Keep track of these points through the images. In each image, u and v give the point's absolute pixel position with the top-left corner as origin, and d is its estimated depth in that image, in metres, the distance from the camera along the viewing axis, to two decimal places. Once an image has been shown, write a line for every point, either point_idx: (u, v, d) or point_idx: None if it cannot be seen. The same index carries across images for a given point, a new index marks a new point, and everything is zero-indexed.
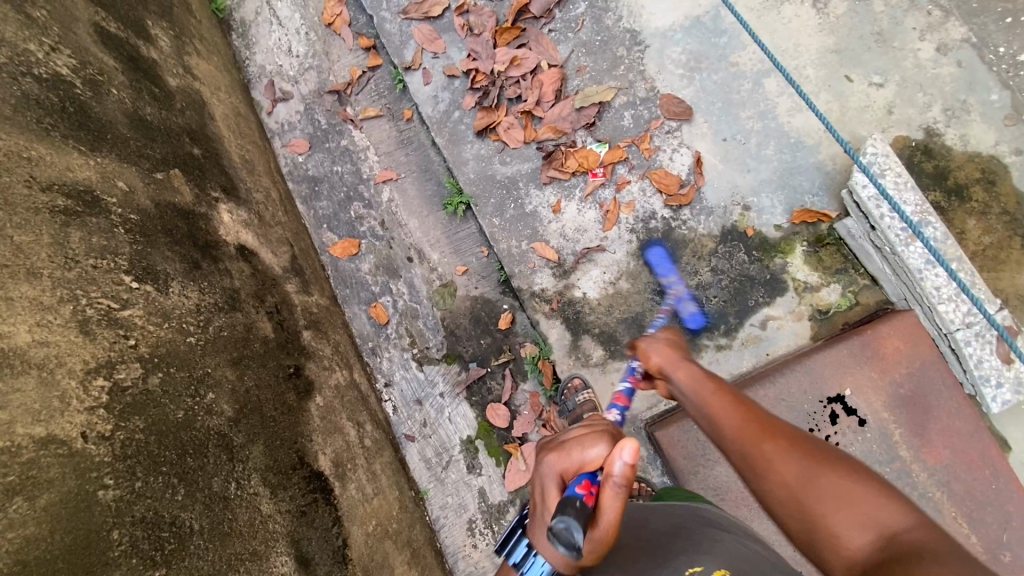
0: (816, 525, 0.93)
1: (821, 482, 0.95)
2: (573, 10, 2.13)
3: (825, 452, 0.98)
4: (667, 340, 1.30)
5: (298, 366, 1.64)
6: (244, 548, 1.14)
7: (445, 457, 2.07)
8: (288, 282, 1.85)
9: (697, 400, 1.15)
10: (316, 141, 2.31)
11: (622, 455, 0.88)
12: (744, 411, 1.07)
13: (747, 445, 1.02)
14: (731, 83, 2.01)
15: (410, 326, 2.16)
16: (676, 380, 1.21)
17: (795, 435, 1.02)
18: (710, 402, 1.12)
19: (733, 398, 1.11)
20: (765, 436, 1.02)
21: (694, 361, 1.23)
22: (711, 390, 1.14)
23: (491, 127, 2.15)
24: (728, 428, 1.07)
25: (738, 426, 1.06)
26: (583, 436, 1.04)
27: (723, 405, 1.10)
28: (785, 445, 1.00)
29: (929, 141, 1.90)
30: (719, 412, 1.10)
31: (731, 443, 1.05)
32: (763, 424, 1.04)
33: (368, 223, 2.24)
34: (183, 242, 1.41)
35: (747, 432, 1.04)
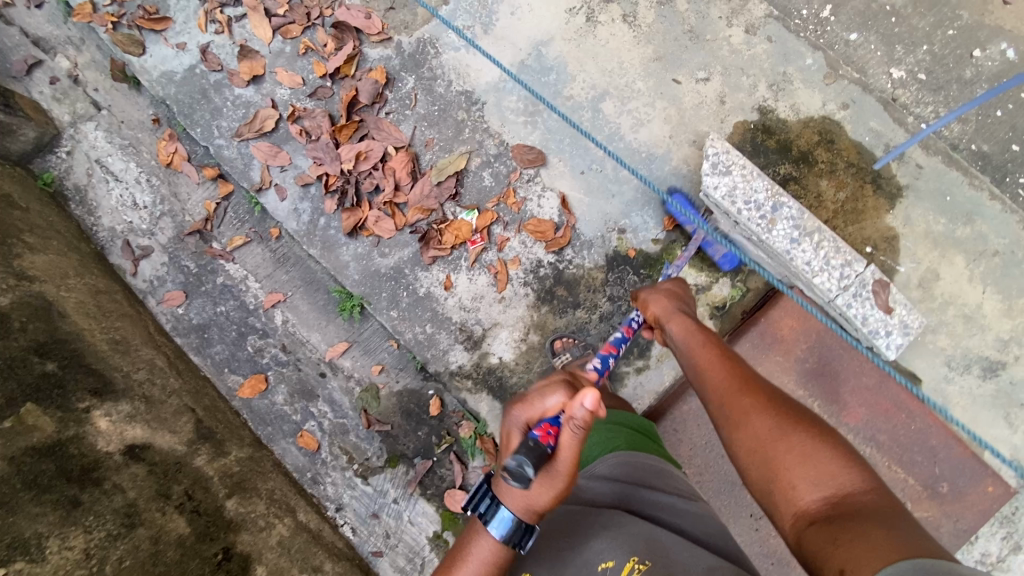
0: (775, 472, 1.07)
1: (786, 436, 1.09)
2: (403, 88, 2.12)
3: (797, 413, 1.12)
4: (668, 293, 1.50)
5: (228, 546, 1.59)
6: None
7: (418, 559, 2.04)
8: (196, 455, 1.77)
9: (689, 350, 1.35)
10: (191, 288, 2.22)
11: (583, 401, 0.98)
12: (731, 366, 1.26)
13: (727, 393, 1.21)
14: (571, 116, 2.04)
15: (343, 443, 2.12)
16: (670, 330, 1.42)
17: (774, 396, 1.17)
18: (697, 354, 1.33)
19: (722, 355, 1.29)
20: (745, 392, 1.19)
21: (689, 315, 1.44)
22: (703, 343, 1.34)
23: (360, 224, 2.11)
24: (711, 377, 1.26)
25: (719, 376, 1.25)
26: (543, 387, 1.13)
27: (710, 357, 1.30)
28: (761, 399, 1.16)
29: (765, 119, 1.98)
30: (708, 362, 1.29)
31: (713, 391, 1.24)
32: (746, 379, 1.22)
33: (270, 352, 2.17)
34: (54, 484, 1.34)
35: (733, 388, 1.21)
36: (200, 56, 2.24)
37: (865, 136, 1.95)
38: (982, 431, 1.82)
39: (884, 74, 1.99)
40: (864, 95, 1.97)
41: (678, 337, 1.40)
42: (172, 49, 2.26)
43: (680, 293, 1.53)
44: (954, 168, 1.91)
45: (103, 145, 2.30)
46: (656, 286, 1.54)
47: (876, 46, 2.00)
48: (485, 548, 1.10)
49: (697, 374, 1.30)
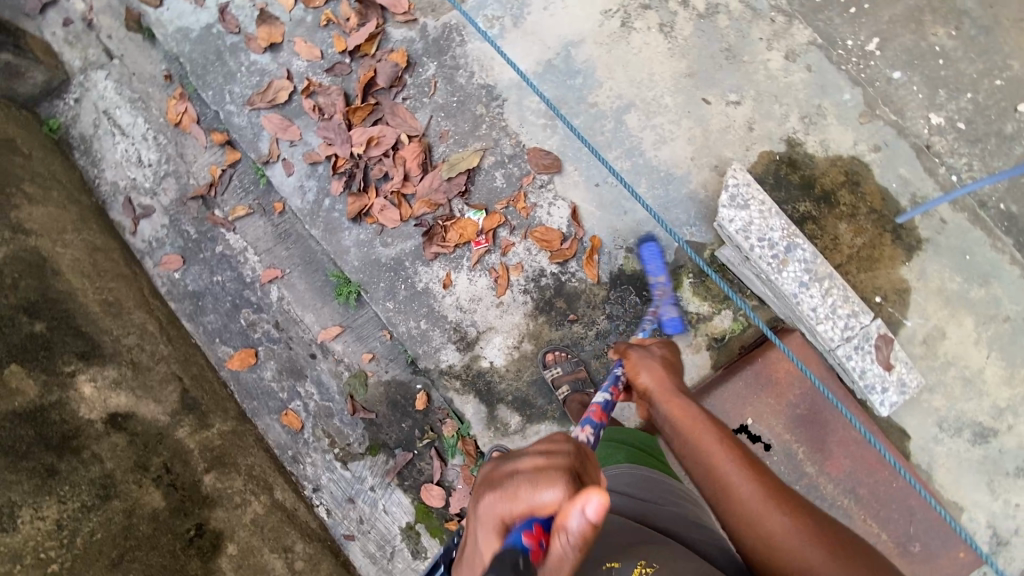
0: None
1: (834, 568, 1.00)
2: (423, 74, 2.05)
3: (834, 532, 1.05)
4: (663, 361, 1.33)
5: (201, 523, 1.61)
6: None
7: (388, 548, 2.08)
8: (179, 427, 1.77)
9: (701, 453, 1.14)
10: (189, 254, 2.20)
11: (585, 508, 0.79)
12: (757, 477, 1.10)
13: (760, 515, 1.06)
14: (592, 124, 1.98)
15: (326, 426, 2.13)
16: (666, 415, 1.22)
17: (809, 514, 1.07)
18: (712, 455, 1.12)
19: (738, 453, 1.13)
20: (777, 507, 1.06)
21: (689, 396, 1.25)
22: (717, 446, 1.14)
23: (365, 211, 2.07)
24: (736, 491, 1.08)
25: (747, 491, 1.08)
26: (536, 475, 0.88)
27: (730, 463, 1.12)
28: (800, 523, 1.05)
29: (792, 152, 1.91)
30: (727, 473, 1.10)
31: (742, 514, 1.06)
32: (775, 495, 1.08)
33: (262, 327, 2.17)
34: (31, 456, 1.40)
35: (762, 504, 1.06)
36: (218, 16, 2.18)
37: (892, 182, 1.88)
38: (964, 496, 1.81)
39: (922, 118, 1.90)
40: (898, 139, 1.90)
41: (684, 432, 1.18)
42: (191, 6, 2.19)
43: (677, 370, 1.34)
44: (978, 227, 1.85)
45: (112, 96, 2.25)
46: (650, 350, 1.36)
47: (919, 88, 1.91)
48: None
49: (712, 481, 1.11)
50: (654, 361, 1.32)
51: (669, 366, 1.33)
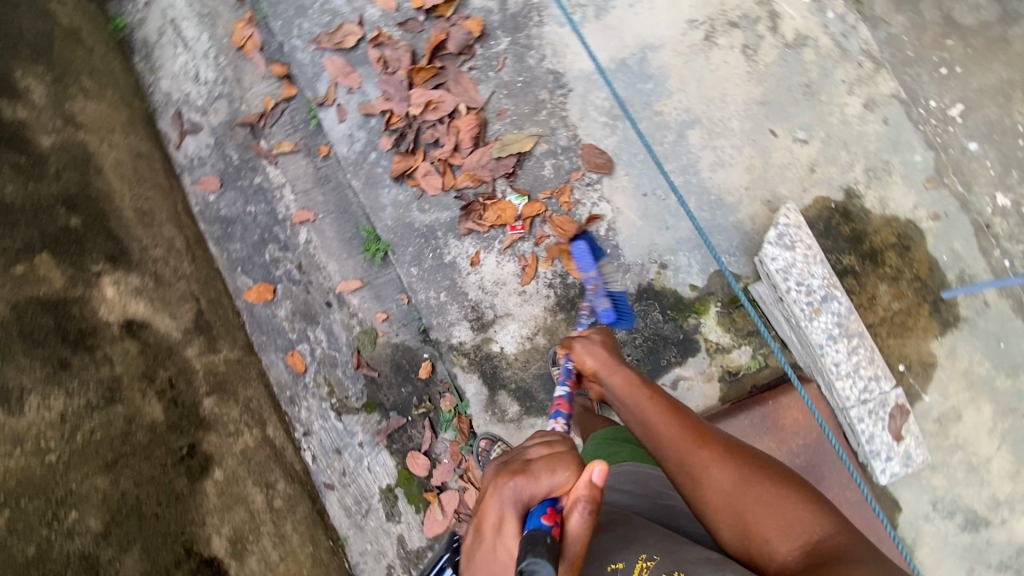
0: (748, 530, 1.03)
1: (753, 489, 1.06)
2: (494, 47, 2.01)
3: (752, 459, 1.11)
4: (603, 343, 1.48)
5: (193, 443, 1.62)
6: None
7: (364, 505, 2.11)
8: (188, 345, 1.80)
9: (638, 410, 1.28)
10: (227, 178, 2.20)
11: (591, 474, 0.91)
12: (681, 420, 1.21)
13: (685, 451, 1.14)
14: (652, 133, 1.94)
15: (328, 375, 2.14)
16: (611, 384, 1.38)
17: (732, 446, 1.14)
18: (644, 409, 1.27)
19: (666, 404, 1.26)
20: (697, 440, 1.15)
21: (626, 365, 1.41)
22: (650, 402, 1.27)
23: (409, 172, 2.06)
24: (662, 436, 1.19)
25: (673, 431, 1.19)
26: (546, 459, 0.98)
27: (659, 414, 1.24)
28: (721, 454, 1.12)
29: (848, 203, 1.87)
30: (657, 421, 1.22)
31: (669, 452, 1.16)
32: (700, 434, 1.17)
33: (284, 266, 2.17)
34: (48, 341, 1.36)
35: (685, 441, 1.16)
36: None
37: (943, 254, 1.84)
38: None
39: (989, 196, 1.85)
40: (959, 212, 1.84)
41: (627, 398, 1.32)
42: None
43: (617, 350, 1.48)
44: (1020, 316, 1.81)
45: (181, 7, 2.23)
46: (590, 336, 1.50)
47: (992, 164, 1.85)
48: None
49: (645, 430, 1.24)
50: (594, 349, 1.46)
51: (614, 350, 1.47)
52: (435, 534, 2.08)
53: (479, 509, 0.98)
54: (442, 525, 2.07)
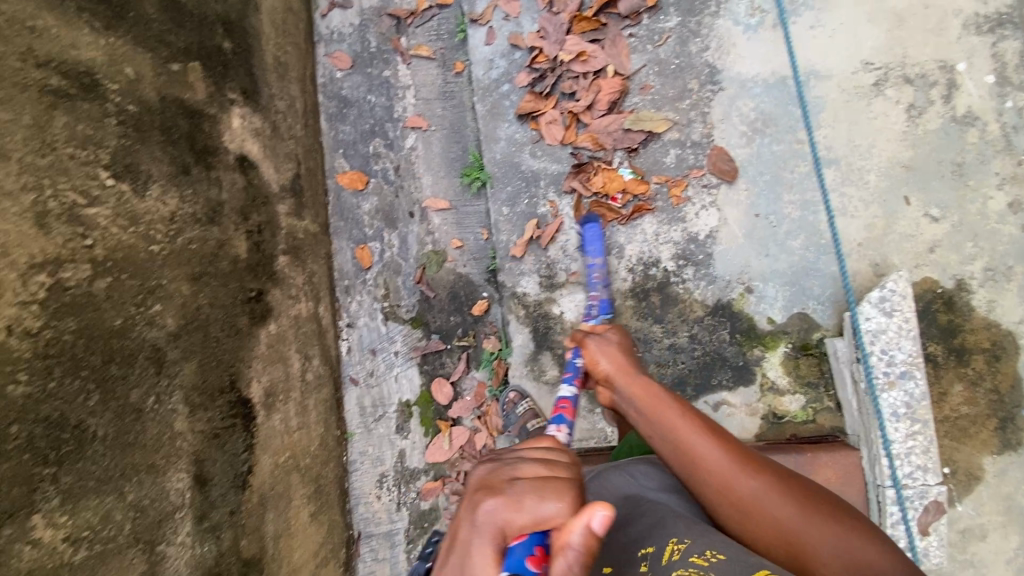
0: (804, 563, 0.98)
1: (808, 523, 1.00)
2: (662, 22, 1.97)
3: (801, 487, 1.05)
4: (617, 345, 1.43)
5: (261, 291, 1.66)
6: (143, 459, 1.17)
7: (379, 410, 2.15)
8: (281, 202, 1.83)
9: (664, 424, 1.16)
10: (359, 62, 2.21)
11: (589, 520, 0.75)
12: (721, 442, 1.10)
13: (730, 479, 1.06)
14: (785, 159, 1.90)
15: (388, 279, 2.17)
16: (624, 389, 1.30)
17: (776, 471, 1.08)
18: (675, 427, 1.14)
19: (699, 421, 1.14)
20: (745, 468, 1.06)
21: (642, 374, 1.32)
22: (678, 417, 1.15)
23: (534, 114, 2.04)
24: (698, 461, 1.09)
25: (711, 456, 1.08)
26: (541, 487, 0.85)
27: (691, 432, 1.12)
28: (768, 478, 1.05)
29: (956, 294, 1.81)
30: (690, 442, 1.11)
31: (715, 480, 1.06)
32: (740, 456, 1.08)
33: (383, 164, 2.19)
34: (180, 143, 1.38)
35: (733, 470, 1.06)
36: None
37: None
38: None
39: None
40: None
41: (645, 406, 1.21)
42: None
43: (632, 356, 1.41)
44: None
45: None
46: (604, 335, 1.46)
47: None
48: None
49: (681, 455, 1.11)
50: (607, 353, 1.41)
51: (629, 357, 1.40)
52: (434, 461, 2.12)
53: (452, 526, 0.88)
54: (444, 456, 2.10)
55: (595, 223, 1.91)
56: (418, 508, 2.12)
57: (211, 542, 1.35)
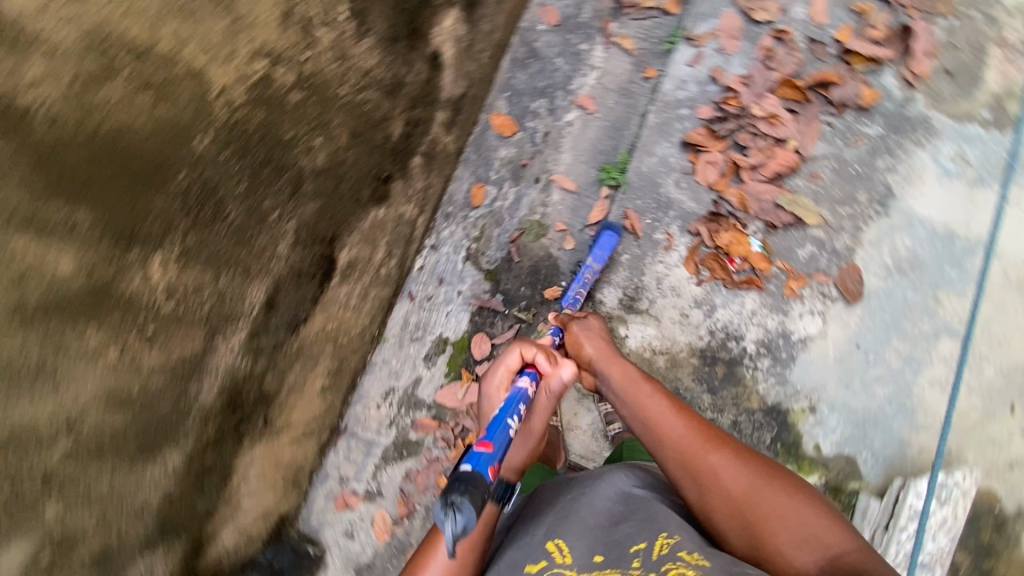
0: (759, 536, 1.00)
1: (762, 498, 1.03)
2: (862, 126, 1.94)
3: (763, 468, 1.09)
4: (596, 333, 1.60)
5: (389, 176, 1.74)
6: (244, 260, 1.25)
7: (418, 333, 2.21)
8: (442, 111, 1.90)
9: (634, 405, 1.29)
10: (565, 24, 2.23)
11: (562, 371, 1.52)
12: (686, 419, 1.20)
13: (688, 442, 1.14)
14: (913, 309, 1.83)
15: (486, 225, 2.21)
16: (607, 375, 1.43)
17: (740, 449, 1.13)
18: (646, 406, 1.26)
19: (671, 404, 1.25)
20: (708, 444, 1.13)
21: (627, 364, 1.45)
22: (649, 397, 1.28)
23: (698, 148, 2.03)
24: (664, 426, 1.19)
25: (677, 428, 1.18)
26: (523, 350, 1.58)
27: (657, 403, 1.26)
28: (730, 454, 1.11)
29: (1012, 520, 1.70)
30: (655, 411, 1.24)
31: (679, 453, 1.13)
32: (703, 428, 1.18)
33: (536, 123, 2.22)
34: (402, 15, 1.46)
35: (696, 443, 1.13)
36: None
37: None
38: None
39: None
40: None
41: (618, 379, 1.39)
42: None
43: (612, 343, 1.57)
44: None
45: None
46: (587, 322, 1.64)
47: None
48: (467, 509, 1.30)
49: (651, 429, 1.21)
50: (584, 332, 1.60)
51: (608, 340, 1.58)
52: (441, 402, 2.18)
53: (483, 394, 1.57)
54: (452, 403, 2.17)
55: (610, 231, 2.02)
56: (406, 435, 2.18)
57: (249, 360, 1.43)
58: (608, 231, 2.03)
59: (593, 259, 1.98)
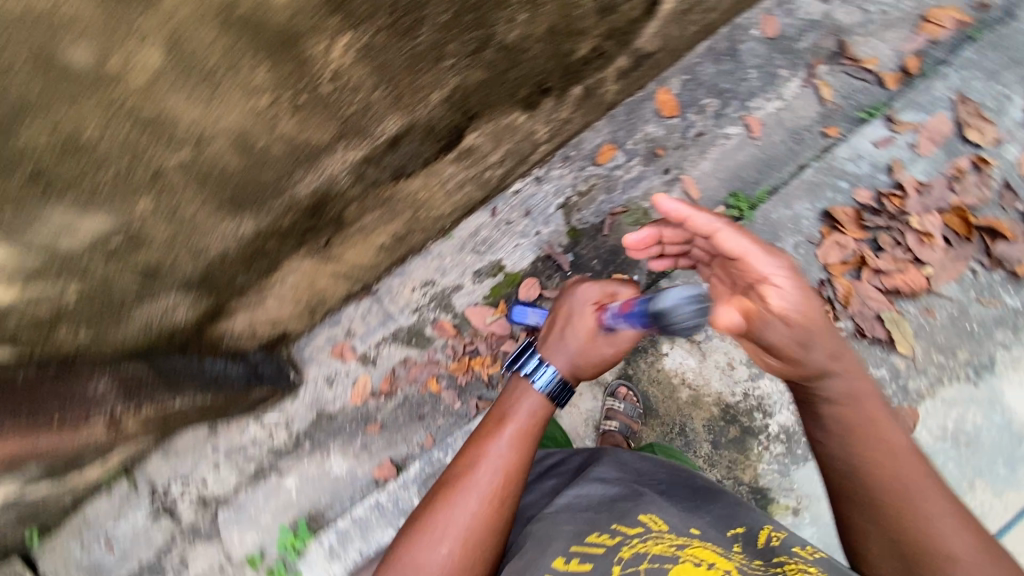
0: None
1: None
2: (1005, 291, 1.83)
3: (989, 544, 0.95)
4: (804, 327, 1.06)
5: (549, 90, 1.70)
6: (404, 87, 1.24)
7: (482, 246, 2.21)
8: (626, 57, 1.82)
9: (857, 412, 1.07)
10: (780, 40, 2.09)
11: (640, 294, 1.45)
12: (911, 453, 1.03)
13: (926, 499, 0.99)
14: (947, 482, 1.75)
15: (596, 186, 2.16)
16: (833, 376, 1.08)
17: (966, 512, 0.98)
18: (874, 421, 1.05)
19: (895, 429, 1.05)
20: (931, 494, 0.99)
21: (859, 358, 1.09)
22: (876, 408, 1.07)
23: (836, 225, 1.92)
24: (889, 459, 1.02)
25: (901, 463, 1.02)
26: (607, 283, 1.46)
27: (892, 434, 1.04)
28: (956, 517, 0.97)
29: None
30: (888, 450, 1.03)
31: (896, 495, 1.00)
32: (929, 469, 1.02)
33: (696, 118, 2.12)
34: None
35: (918, 493, 0.99)
36: None
37: None
38: None
39: None
40: None
41: (842, 395, 1.07)
42: None
43: (816, 326, 1.07)
44: None
45: None
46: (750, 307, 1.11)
47: None
48: (533, 400, 1.31)
49: (868, 453, 1.04)
50: (780, 327, 1.08)
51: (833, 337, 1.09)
52: (468, 317, 2.22)
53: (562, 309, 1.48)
54: (477, 323, 2.21)
55: None
56: (423, 327, 2.23)
57: (349, 179, 1.44)
58: None
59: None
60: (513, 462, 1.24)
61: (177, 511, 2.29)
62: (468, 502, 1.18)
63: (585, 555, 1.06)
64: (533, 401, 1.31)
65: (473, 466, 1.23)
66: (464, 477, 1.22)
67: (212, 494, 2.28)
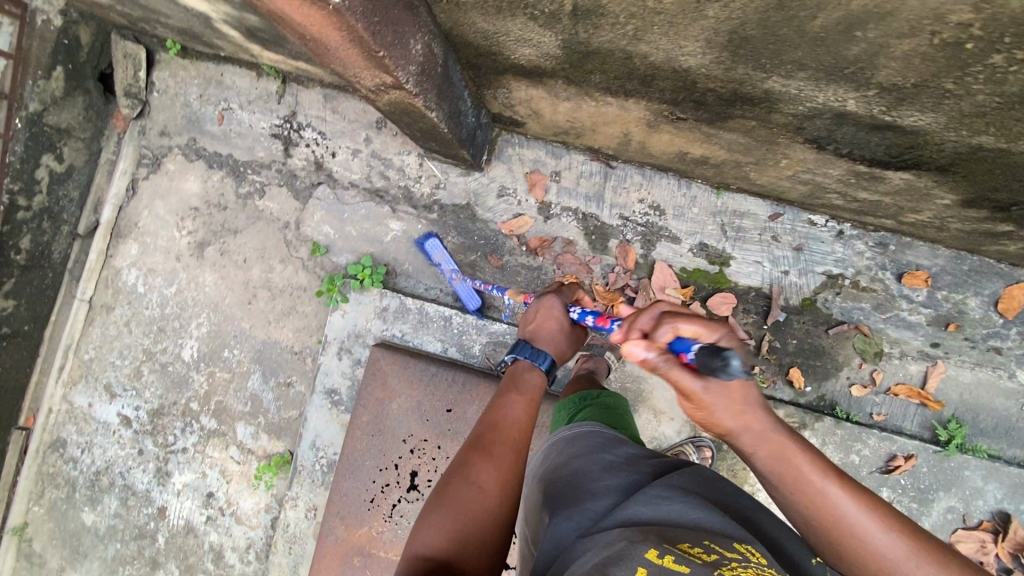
0: None
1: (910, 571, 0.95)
2: None
3: (904, 527, 0.99)
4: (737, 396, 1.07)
5: (1000, 209, 1.36)
6: (1000, 110, 0.91)
7: (731, 230, 1.92)
8: None
9: (771, 451, 1.08)
10: None
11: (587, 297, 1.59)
12: (823, 470, 1.04)
13: (862, 529, 0.99)
14: None
15: (873, 290, 1.87)
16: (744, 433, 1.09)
17: (879, 505, 1.01)
18: (788, 459, 1.06)
19: (803, 452, 1.07)
20: (846, 505, 1.00)
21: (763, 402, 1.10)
22: (789, 442, 1.08)
23: (999, 529, 1.78)
24: (801, 488, 1.03)
25: (817, 492, 1.03)
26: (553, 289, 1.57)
27: (801, 463, 1.05)
28: (876, 515, 0.99)
29: None
30: (810, 491, 1.03)
31: (819, 524, 1.02)
32: (836, 473, 1.04)
33: (1013, 336, 1.83)
34: None
35: (831, 514, 1.01)
36: None
37: None
38: None
39: None
40: None
41: (754, 444, 1.09)
42: None
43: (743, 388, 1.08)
44: None
45: None
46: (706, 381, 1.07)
47: None
48: (530, 378, 1.38)
49: (789, 488, 1.05)
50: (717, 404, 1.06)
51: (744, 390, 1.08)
52: (652, 267, 1.96)
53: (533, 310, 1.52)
54: (655, 279, 1.95)
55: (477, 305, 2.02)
56: (612, 234, 1.99)
57: (801, 112, 1.12)
58: (476, 305, 2.02)
59: (459, 285, 2.03)
60: (525, 424, 1.26)
61: (292, 150, 2.17)
62: (492, 458, 1.15)
63: (682, 556, 0.90)
64: (532, 377, 1.38)
65: (491, 427, 1.23)
66: (484, 433, 1.23)
67: (331, 168, 2.15)
